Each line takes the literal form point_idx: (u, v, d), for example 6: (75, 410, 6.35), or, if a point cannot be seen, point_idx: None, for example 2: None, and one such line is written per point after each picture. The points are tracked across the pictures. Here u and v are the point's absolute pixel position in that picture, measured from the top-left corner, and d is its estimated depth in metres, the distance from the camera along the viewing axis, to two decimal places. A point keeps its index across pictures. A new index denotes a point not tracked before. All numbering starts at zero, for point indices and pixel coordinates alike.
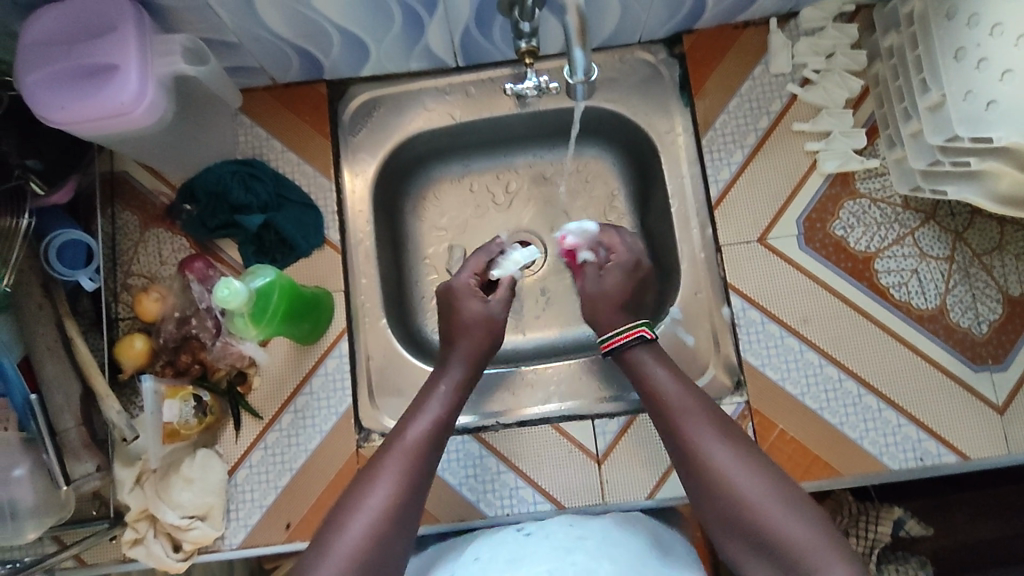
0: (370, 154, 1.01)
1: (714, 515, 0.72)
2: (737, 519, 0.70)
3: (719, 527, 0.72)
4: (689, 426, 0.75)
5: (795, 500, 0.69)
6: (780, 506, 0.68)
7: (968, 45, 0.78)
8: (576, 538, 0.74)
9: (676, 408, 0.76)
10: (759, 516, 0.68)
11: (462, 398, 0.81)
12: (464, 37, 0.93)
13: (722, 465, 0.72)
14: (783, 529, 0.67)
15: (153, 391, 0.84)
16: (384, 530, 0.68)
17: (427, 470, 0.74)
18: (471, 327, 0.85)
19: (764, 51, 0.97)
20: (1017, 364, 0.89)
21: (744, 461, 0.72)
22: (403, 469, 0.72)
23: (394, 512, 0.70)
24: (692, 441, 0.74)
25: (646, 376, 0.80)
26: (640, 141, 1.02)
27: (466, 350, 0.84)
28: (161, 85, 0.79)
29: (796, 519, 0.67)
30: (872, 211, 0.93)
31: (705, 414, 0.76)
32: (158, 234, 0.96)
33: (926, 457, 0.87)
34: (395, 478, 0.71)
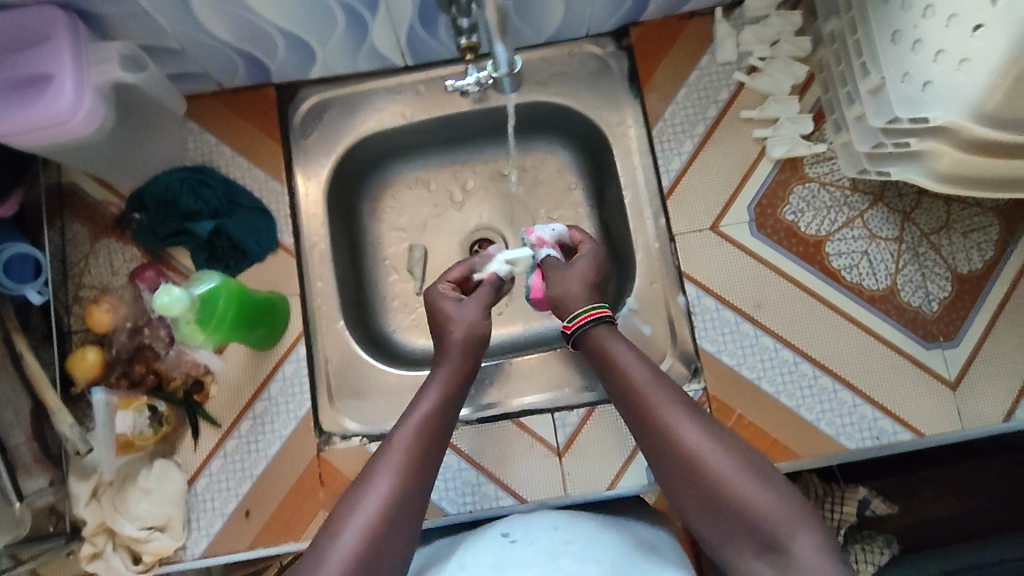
0: (322, 157, 1.00)
1: (682, 492, 0.69)
2: (705, 495, 0.67)
3: (686, 504, 0.69)
4: (661, 407, 0.72)
5: (762, 471, 0.67)
6: (749, 479, 0.66)
7: (903, 27, 0.78)
8: (560, 542, 0.72)
9: (637, 383, 0.74)
10: (728, 490, 0.66)
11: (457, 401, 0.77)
12: (409, 35, 0.93)
13: (687, 438, 0.69)
14: (752, 499, 0.65)
15: (105, 403, 0.83)
16: (382, 538, 0.64)
17: (427, 473, 0.70)
18: (457, 339, 0.80)
19: (710, 41, 0.98)
20: (968, 340, 0.90)
21: (712, 436, 0.69)
22: (403, 471, 0.68)
23: (392, 518, 0.65)
24: (657, 417, 0.71)
25: (608, 353, 0.77)
26: (593, 134, 1.02)
27: (456, 356, 0.80)
28: (99, 93, 0.79)
29: (766, 490, 0.65)
30: (821, 195, 0.93)
31: (675, 394, 0.72)
32: (108, 244, 0.95)
33: (883, 435, 0.88)
34: (392, 482, 0.67)
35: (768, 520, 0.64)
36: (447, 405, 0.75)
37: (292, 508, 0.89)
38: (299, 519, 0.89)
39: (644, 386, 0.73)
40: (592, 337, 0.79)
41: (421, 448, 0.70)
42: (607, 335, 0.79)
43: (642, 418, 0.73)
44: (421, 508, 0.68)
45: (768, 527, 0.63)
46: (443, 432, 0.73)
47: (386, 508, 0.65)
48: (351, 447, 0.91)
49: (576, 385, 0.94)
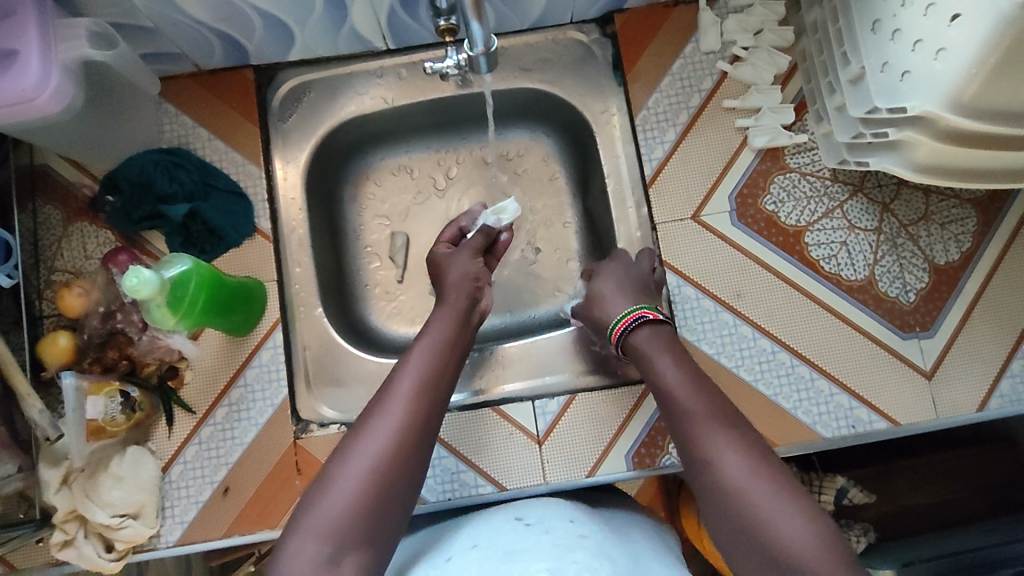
0: (302, 141, 0.99)
1: (718, 522, 0.67)
2: (738, 524, 0.65)
3: (720, 536, 0.67)
4: (696, 416, 0.72)
5: (805, 506, 0.64)
6: (770, 492, 0.65)
7: (884, 16, 0.78)
8: (575, 536, 0.70)
9: (681, 402, 0.74)
10: (762, 523, 0.63)
11: (461, 340, 0.82)
12: (391, 18, 0.91)
13: (728, 466, 0.67)
14: (786, 534, 0.62)
15: (74, 389, 0.81)
16: (392, 462, 0.68)
17: (434, 405, 0.74)
18: (455, 282, 0.87)
19: (694, 29, 0.97)
20: (944, 330, 0.91)
21: (754, 466, 0.67)
22: (409, 402, 0.72)
23: (399, 444, 0.69)
24: (694, 428, 0.71)
25: (653, 369, 0.78)
26: (577, 122, 1.01)
27: (456, 300, 0.85)
28: (68, 70, 0.76)
29: (802, 525, 0.62)
30: (802, 185, 0.94)
31: (713, 404, 0.73)
32: (82, 227, 0.94)
33: (858, 424, 0.89)
34: (399, 414, 0.71)
35: (798, 559, 0.61)
36: (451, 344, 0.80)
37: (267, 496, 0.89)
38: (276, 506, 0.88)
39: (688, 405, 0.73)
40: (636, 342, 0.81)
41: (427, 382, 0.75)
42: (651, 339, 0.80)
43: (684, 440, 0.72)
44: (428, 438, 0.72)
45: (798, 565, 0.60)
46: (449, 369, 0.78)
47: (394, 438, 0.69)
48: (328, 435, 0.90)
49: (556, 375, 0.94)
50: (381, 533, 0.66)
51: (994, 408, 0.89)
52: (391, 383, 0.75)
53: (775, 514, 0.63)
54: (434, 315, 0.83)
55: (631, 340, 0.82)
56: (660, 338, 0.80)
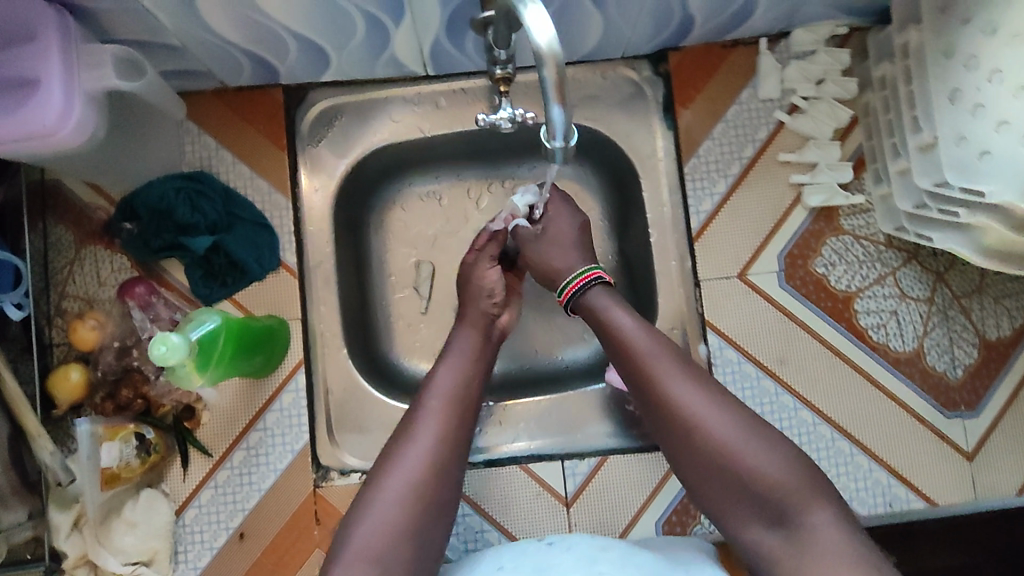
0: (330, 168, 0.93)
1: (686, 464, 0.68)
2: (708, 461, 0.66)
3: (688, 472, 0.68)
4: (657, 368, 0.71)
5: (771, 437, 0.66)
6: (751, 441, 0.65)
7: (965, 88, 0.73)
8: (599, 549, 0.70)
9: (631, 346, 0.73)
10: (735, 457, 0.65)
11: (484, 358, 0.82)
12: (434, 47, 0.85)
13: (688, 402, 0.68)
14: (758, 466, 0.64)
15: (90, 434, 0.78)
16: (428, 482, 0.69)
17: (463, 424, 0.75)
18: (472, 296, 0.86)
19: (753, 74, 0.92)
20: (989, 410, 0.88)
21: (714, 400, 0.68)
22: (440, 423, 0.73)
23: (435, 465, 0.70)
24: (655, 382, 0.70)
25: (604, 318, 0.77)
26: (620, 161, 0.95)
27: (474, 317, 0.85)
28: (91, 102, 0.70)
29: (772, 455, 0.65)
30: (855, 249, 0.90)
31: (668, 352, 0.72)
32: (95, 252, 0.89)
33: (895, 502, 0.87)
34: (432, 436, 0.72)
35: (775, 487, 0.63)
36: (473, 362, 0.80)
37: (285, 545, 0.86)
38: (294, 558, 0.86)
39: (639, 346, 0.73)
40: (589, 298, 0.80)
41: (455, 400, 0.75)
42: (603, 293, 0.79)
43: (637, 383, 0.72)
44: (461, 455, 0.73)
45: (775, 493, 0.63)
46: (473, 384, 0.79)
47: (427, 456, 0.70)
48: (349, 485, 0.88)
49: (587, 431, 0.91)
50: (424, 554, 0.67)
51: None
52: (415, 413, 0.74)
53: (759, 462, 0.64)
54: (455, 333, 0.83)
55: (580, 298, 0.80)
56: (603, 290, 0.80)
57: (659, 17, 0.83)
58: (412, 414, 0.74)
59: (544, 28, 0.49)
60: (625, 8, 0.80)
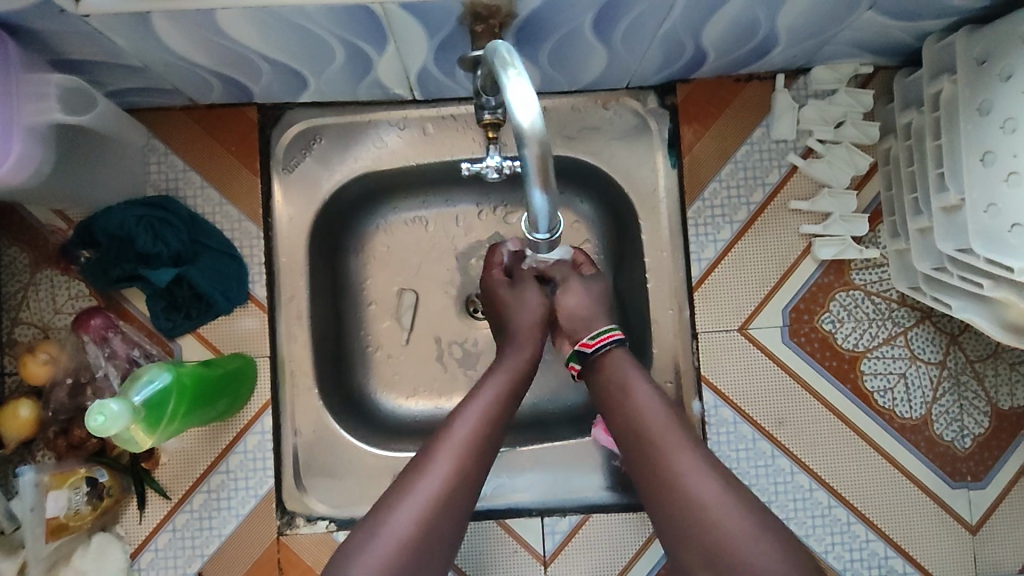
0: (306, 195, 0.87)
1: (691, 559, 0.61)
2: (712, 557, 0.59)
3: (693, 570, 0.60)
4: (671, 450, 0.66)
5: (784, 537, 0.59)
6: (762, 541, 0.58)
7: (1000, 151, 0.66)
8: None
9: (649, 422, 0.68)
10: (740, 554, 0.57)
11: (516, 397, 0.75)
12: (421, 73, 0.78)
13: (699, 489, 0.62)
14: (765, 566, 0.56)
15: (34, 484, 0.73)
16: (435, 522, 0.62)
17: (481, 467, 0.68)
18: (520, 321, 0.79)
19: (766, 111, 0.85)
20: (996, 482, 0.83)
21: (728, 491, 0.62)
22: (458, 460, 0.66)
23: (445, 505, 0.63)
24: (667, 465, 0.65)
25: (623, 387, 0.72)
26: (620, 197, 0.89)
27: (527, 345, 0.78)
28: (35, 134, 0.64)
29: (782, 557, 0.57)
30: (864, 305, 0.84)
31: (682, 433, 0.67)
32: (51, 277, 0.83)
33: (891, 574, 0.83)
34: (446, 472, 0.65)
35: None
36: (505, 402, 0.73)
37: None
38: None
39: (657, 425, 0.68)
40: (608, 363, 0.74)
41: (478, 438, 0.68)
42: (627, 361, 0.74)
43: (650, 464, 0.66)
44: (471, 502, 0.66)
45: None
46: (500, 426, 0.71)
47: (438, 494, 0.63)
48: (315, 534, 0.83)
49: (570, 485, 0.85)
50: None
51: None
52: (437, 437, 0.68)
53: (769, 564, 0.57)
54: (493, 367, 0.75)
55: (598, 361, 0.75)
56: (628, 357, 0.75)
57: (668, 51, 0.76)
58: (431, 446, 0.67)
59: (527, 107, 0.42)
60: (632, 42, 0.73)
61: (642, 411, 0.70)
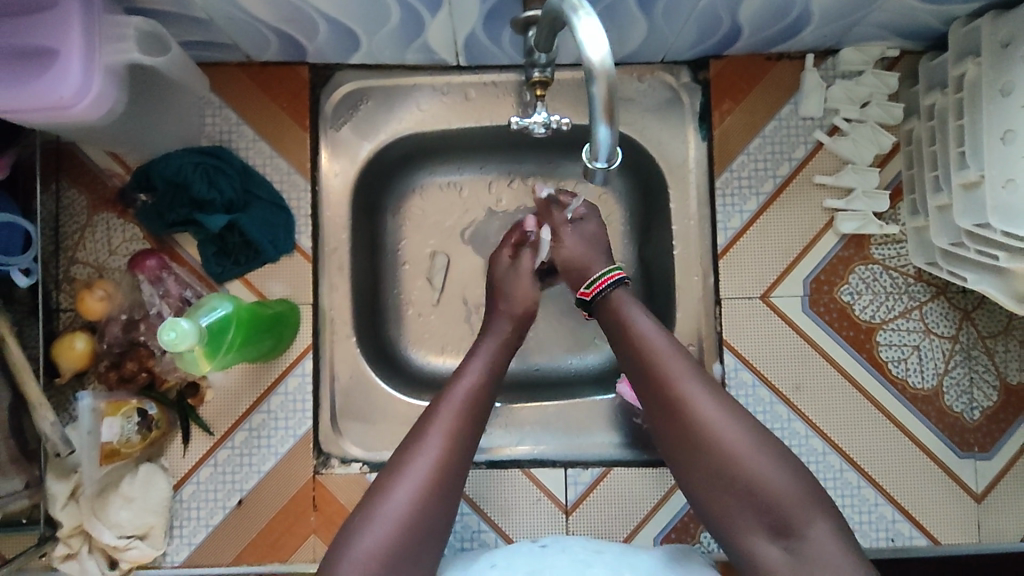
0: (351, 152, 0.91)
1: (694, 474, 0.67)
2: (719, 473, 0.66)
3: (697, 483, 0.67)
4: (676, 375, 0.70)
5: (782, 455, 0.66)
6: (767, 460, 0.65)
7: (1020, 130, 0.69)
8: (593, 551, 0.72)
9: (653, 346, 0.71)
10: (746, 471, 0.65)
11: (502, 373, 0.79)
12: (469, 38, 0.82)
13: (704, 410, 0.68)
14: (770, 483, 0.64)
15: (90, 409, 0.77)
16: (430, 504, 0.67)
17: (472, 436, 0.72)
18: (503, 309, 0.84)
19: (795, 90, 0.89)
20: (1003, 453, 0.87)
21: (729, 412, 0.68)
22: (452, 432, 0.71)
23: (444, 477, 0.68)
24: (673, 390, 0.69)
25: (628, 318, 0.74)
26: (650, 168, 0.93)
27: (500, 331, 0.82)
28: (110, 74, 0.69)
29: (783, 474, 0.65)
30: (882, 279, 0.88)
31: (683, 357, 0.71)
32: (107, 219, 0.87)
33: (898, 537, 0.86)
34: (441, 443, 0.70)
35: (789, 511, 0.63)
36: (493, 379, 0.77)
37: (279, 530, 0.85)
38: (287, 543, 0.85)
39: (660, 350, 0.71)
40: (615, 301, 0.76)
41: (468, 409, 0.73)
42: (627, 298, 0.76)
43: (653, 387, 0.70)
44: (466, 470, 0.71)
45: (786, 515, 0.63)
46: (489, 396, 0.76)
47: (438, 466, 0.68)
48: (349, 474, 0.87)
49: (590, 440, 0.90)
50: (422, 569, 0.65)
51: None
52: (426, 416, 0.72)
53: (774, 481, 0.64)
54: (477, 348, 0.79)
55: (607, 301, 0.76)
56: (627, 294, 0.77)
57: (705, 26, 0.80)
58: (427, 418, 0.72)
59: (597, 44, 0.49)
60: (671, 15, 0.77)
61: (644, 336, 0.72)
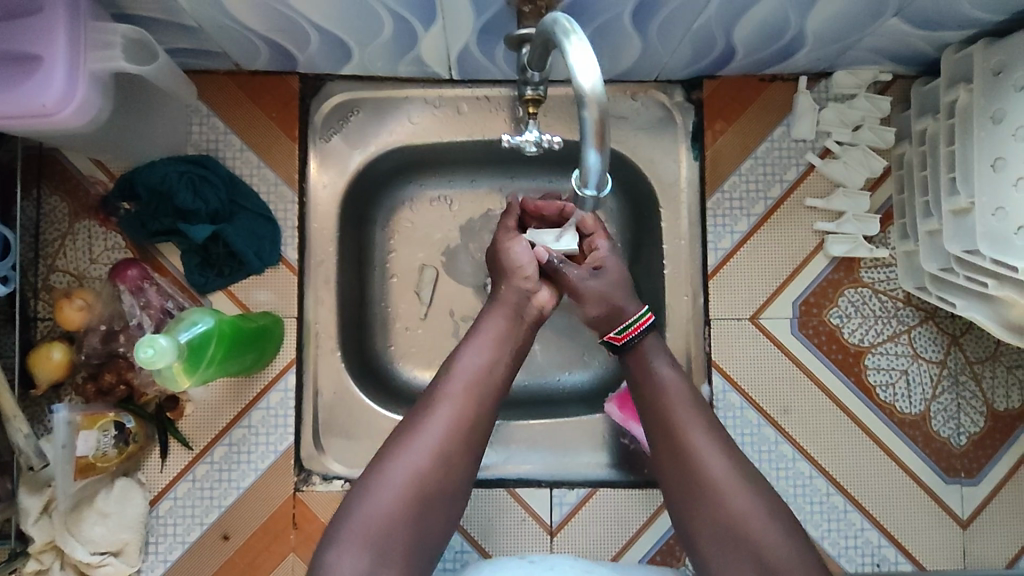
0: (340, 164, 0.89)
1: (698, 527, 0.67)
2: (722, 528, 0.65)
3: (699, 538, 0.67)
4: (691, 428, 0.70)
5: (788, 522, 0.65)
6: (769, 520, 0.64)
7: (1011, 158, 0.69)
8: (582, 571, 0.71)
9: (672, 397, 0.72)
10: (750, 531, 0.64)
11: (519, 333, 0.76)
12: (462, 53, 0.81)
13: (715, 468, 0.67)
14: (772, 546, 0.63)
15: (67, 422, 0.74)
16: (428, 484, 0.66)
17: (487, 404, 0.71)
18: (510, 272, 0.77)
19: (788, 111, 0.88)
20: (989, 479, 0.87)
21: (743, 474, 0.67)
22: (461, 401, 0.69)
23: (451, 445, 0.67)
24: (687, 442, 0.69)
25: (649, 367, 0.74)
26: (641, 186, 0.92)
27: (508, 297, 0.77)
28: (95, 81, 0.67)
29: (785, 538, 0.64)
30: (872, 302, 0.88)
31: (701, 410, 0.71)
32: (89, 227, 0.85)
33: (883, 563, 0.86)
34: (444, 425, 0.68)
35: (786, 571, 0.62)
36: (503, 349, 0.74)
37: (259, 547, 0.84)
38: (266, 561, 0.84)
39: (680, 403, 0.71)
40: (639, 351, 0.75)
41: (481, 377, 0.71)
42: (656, 349, 0.75)
43: (664, 436, 0.71)
44: (476, 444, 0.69)
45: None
46: (504, 362, 0.73)
47: (439, 442, 0.67)
48: (331, 492, 0.85)
49: (580, 459, 0.88)
50: (414, 549, 0.64)
51: None
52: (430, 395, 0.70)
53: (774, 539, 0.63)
54: (489, 307, 0.76)
55: (632, 350, 0.75)
56: (659, 345, 0.76)
57: (699, 46, 0.80)
58: (437, 386, 0.71)
59: (588, 69, 0.48)
60: (666, 34, 0.76)
61: (664, 386, 0.73)
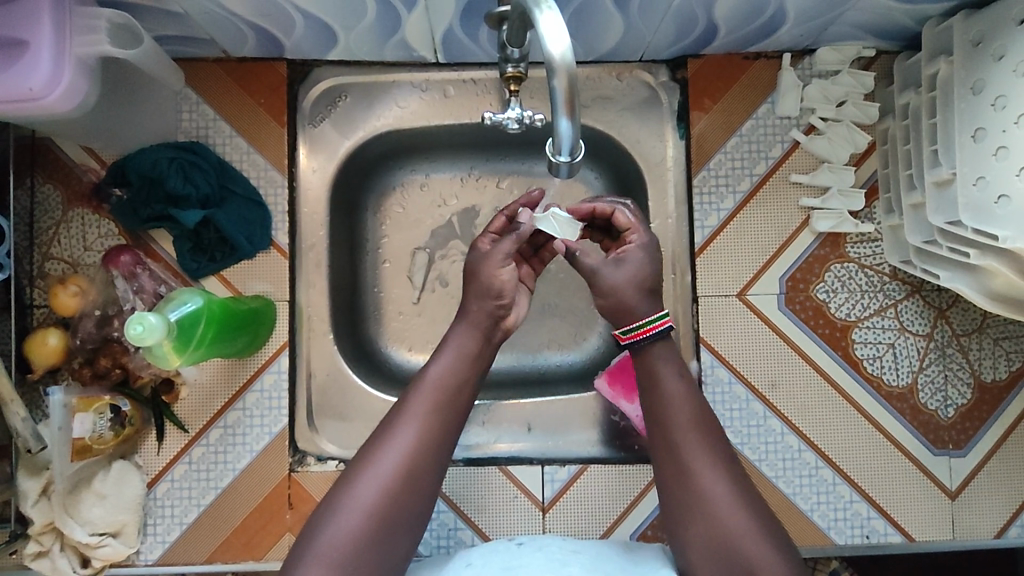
0: (330, 149, 0.91)
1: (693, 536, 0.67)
2: (714, 543, 0.65)
3: (691, 548, 0.66)
4: (689, 443, 0.69)
5: (775, 542, 0.65)
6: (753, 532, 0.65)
7: (990, 127, 0.69)
8: (569, 552, 0.69)
9: (674, 406, 0.71)
10: (736, 543, 0.64)
11: (479, 361, 0.75)
12: (446, 35, 0.82)
13: (707, 479, 0.68)
14: (761, 561, 0.63)
15: (62, 405, 0.77)
16: (377, 525, 0.64)
17: (434, 444, 0.69)
18: (477, 293, 0.76)
19: (773, 88, 0.89)
20: (977, 450, 0.87)
21: (738, 493, 0.67)
22: (409, 440, 0.68)
23: (395, 489, 0.66)
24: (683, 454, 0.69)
25: (654, 370, 0.73)
26: (629, 166, 0.93)
27: (477, 317, 0.75)
28: (81, 65, 0.69)
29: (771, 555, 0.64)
30: (858, 277, 0.88)
31: (699, 423, 0.71)
32: (82, 215, 0.86)
33: (872, 534, 0.86)
34: (395, 457, 0.67)
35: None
36: (462, 371, 0.73)
37: (254, 528, 0.85)
38: (261, 538, 0.85)
39: (681, 412, 0.71)
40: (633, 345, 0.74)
41: (431, 412, 0.70)
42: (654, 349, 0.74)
43: (666, 446, 0.71)
44: (424, 480, 0.68)
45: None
46: (454, 397, 0.72)
47: (388, 479, 0.66)
48: (324, 471, 0.87)
49: (569, 438, 0.90)
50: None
51: (1013, 536, 0.87)
52: (387, 427, 0.69)
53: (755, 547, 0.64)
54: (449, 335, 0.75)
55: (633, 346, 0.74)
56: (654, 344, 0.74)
57: (683, 23, 0.80)
58: (400, 406, 0.71)
59: (558, 39, 0.50)
60: (647, 13, 0.77)
61: (667, 397, 0.72)
